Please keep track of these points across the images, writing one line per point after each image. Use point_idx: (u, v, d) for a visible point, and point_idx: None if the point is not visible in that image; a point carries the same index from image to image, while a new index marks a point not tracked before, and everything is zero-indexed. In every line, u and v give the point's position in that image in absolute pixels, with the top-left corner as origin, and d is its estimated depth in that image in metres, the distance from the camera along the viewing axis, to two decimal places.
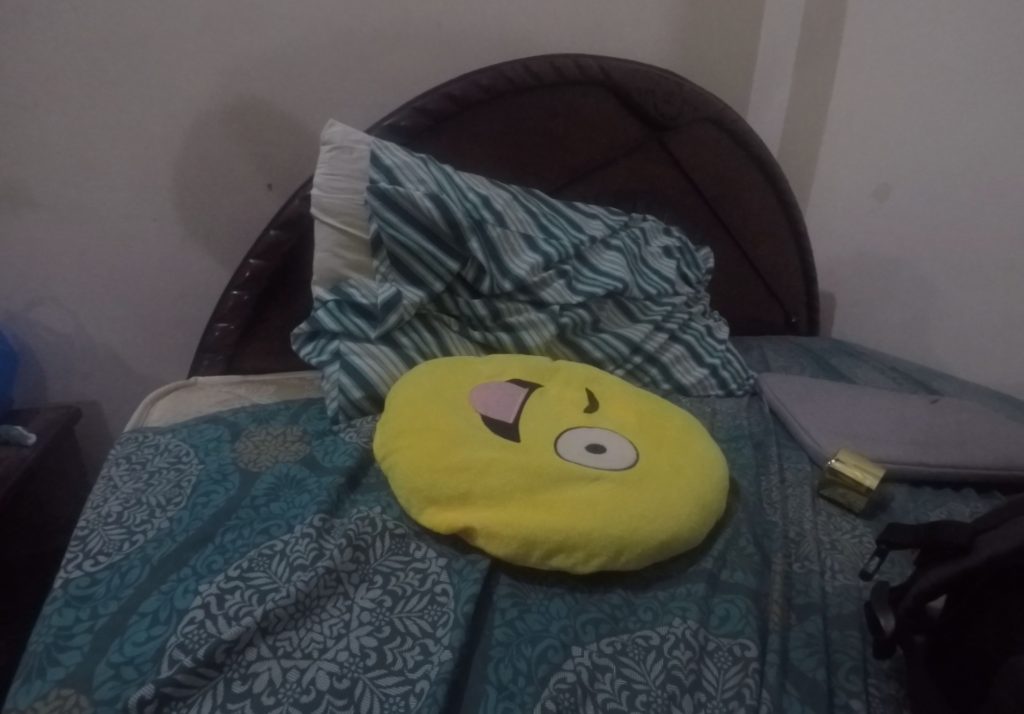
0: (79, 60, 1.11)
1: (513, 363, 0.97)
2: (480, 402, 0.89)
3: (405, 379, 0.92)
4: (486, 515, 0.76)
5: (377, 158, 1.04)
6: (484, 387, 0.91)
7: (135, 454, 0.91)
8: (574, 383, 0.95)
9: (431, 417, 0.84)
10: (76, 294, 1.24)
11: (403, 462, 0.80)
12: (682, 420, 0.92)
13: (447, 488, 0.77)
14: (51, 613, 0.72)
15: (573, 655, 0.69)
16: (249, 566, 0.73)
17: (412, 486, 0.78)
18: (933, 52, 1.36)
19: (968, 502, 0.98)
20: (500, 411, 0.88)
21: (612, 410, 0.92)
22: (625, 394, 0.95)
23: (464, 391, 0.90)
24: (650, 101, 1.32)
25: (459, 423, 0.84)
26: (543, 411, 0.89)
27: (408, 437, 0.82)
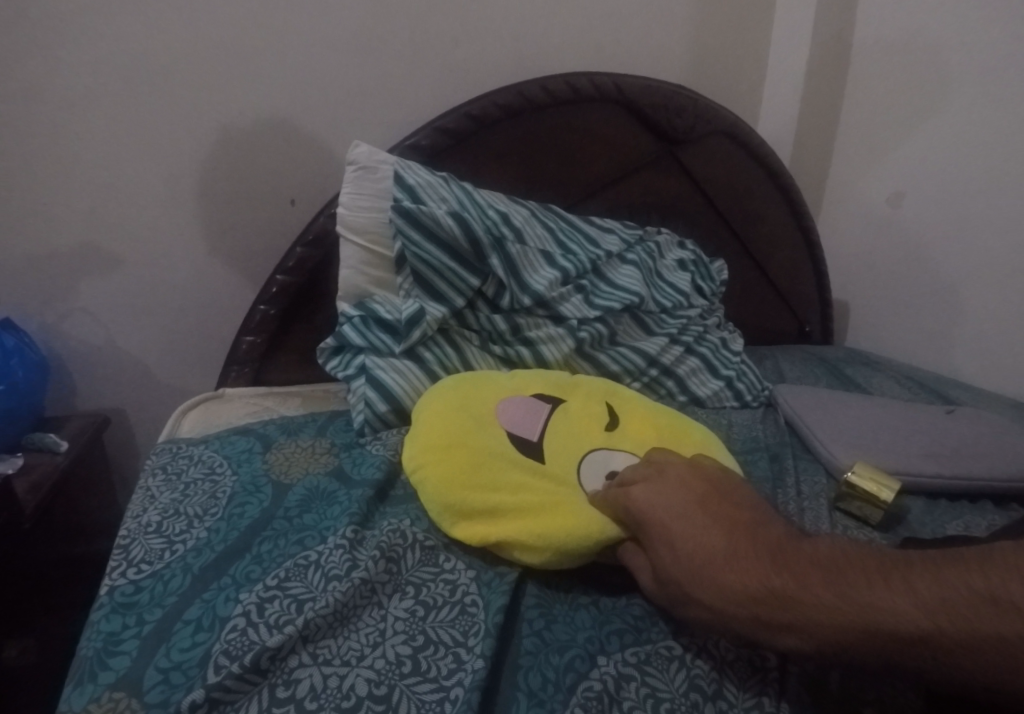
0: (111, 81, 1.14)
1: (537, 377, 0.99)
2: (506, 418, 0.91)
3: (430, 390, 0.96)
4: (515, 527, 0.79)
5: (400, 177, 1.07)
6: (508, 401, 0.94)
7: (170, 464, 0.95)
8: (595, 397, 0.98)
9: (459, 430, 0.87)
10: (106, 307, 1.28)
11: (433, 479, 0.82)
12: (701, 438, 0.94)
13: (477, 503, 0.80)
14: (99, 619, 0.75)
15: (599, 664, 0.72)
16: (286, 576, 0.76)
17: (442, 501, 0.81)
18: (941, 66, 1.38)
19: (985, 515, 0.99)
20: (525, 429, 0.90)
21: (632, 424, 0.95)
22: (643, 408, 0.97)
23: (490, 405, 0.93)
24: (663, 116, 1.34)
25: (487, 440, 0.87)
26: (567, 427, 0.92)
27: (437, 452, 0.85)
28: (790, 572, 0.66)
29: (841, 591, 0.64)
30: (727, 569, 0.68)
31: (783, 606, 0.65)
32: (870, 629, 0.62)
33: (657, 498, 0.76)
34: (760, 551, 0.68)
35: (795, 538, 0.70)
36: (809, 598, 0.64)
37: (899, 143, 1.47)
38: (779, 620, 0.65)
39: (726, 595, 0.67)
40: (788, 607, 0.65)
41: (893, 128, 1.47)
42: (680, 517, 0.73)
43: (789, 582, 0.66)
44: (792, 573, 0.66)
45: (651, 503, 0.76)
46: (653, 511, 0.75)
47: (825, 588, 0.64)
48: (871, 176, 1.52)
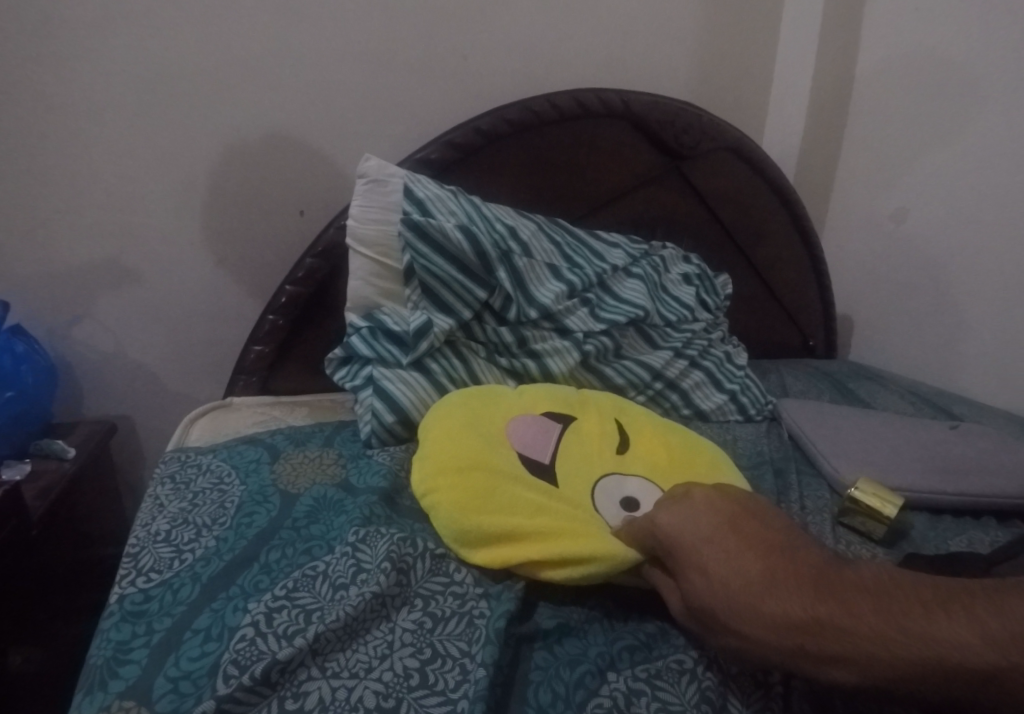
0: (125, 92, 1.16)
1: (548, 396, 1.00)
2: (517, 438, 0.92)
3: (439, 410, 0.95)
4: (533, 549, 0.80)
5: (410, 191, 1.09)
6: (518, 421, 0.94)
7: (178, 473, 0.96)
8: (606, 415, 0.98)
9: (471, 450, 0.87)
10: (116, 314, 1.29)
11: (446, 503, 0.83)
12: (714, 457, 0.95)
13: (492, 525, 0.80)
14: (109, 627, 0.76)
15: (609, 680, 0.72)
16: (294, 586, 0.77)
17: (457, 525, 0.81)
18: (945, 84, 1.39)
19: (988, 531, 0.99)
20: (536, 451, 0.91)
21: (641, 442, 0.95)
22: (653, 426, 0.98)
23: (500, 424, 0.93)
24: (670, 132, 1.35)
25: (498, 461, 0.87)
26: (578, 448, 0.93)
27: (449, 474, 0.85)
28: (838, 599, 0.65)
29: (898, 624, 0.63)
30: (771, 599, 0.66)
31: (831, 637, 0.64)
32: (930, 662, 0.61)
33: (682, 521, 0.75)
34: (802, 578, 0.67)
35: (837, 563, 0.69)
36: (861, 629, 0.63)
37: (903, 159, 1.48)
38: (826, 652, 0.64)
39: (775, 627, 0.65)
40: (838, 637, 0.64)
41: (897, 145, 1.48)
42: (710, 541, 0.71)
43: (838, 611, 0.65)
44: (839, 601, 0.65)
45: (680, 528, 0.74)
46: (682, 536, 0.73)
47: (877, 617, 0.64)
48: (876, 191, 1.53)
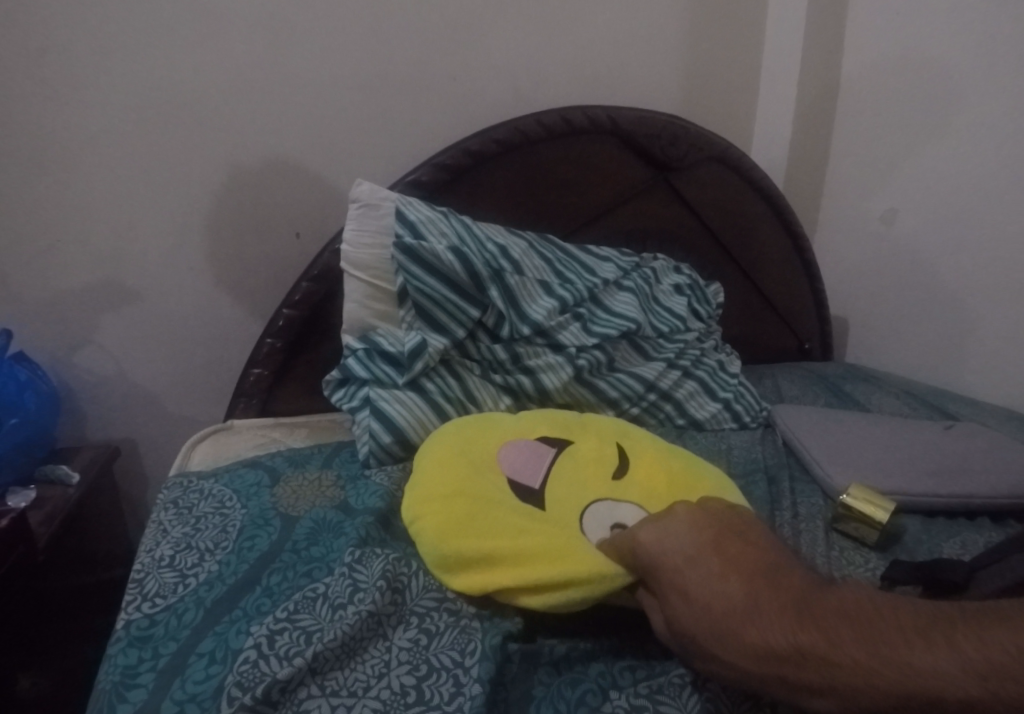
0: (121, 123, 1.18)
1: (542, 421, 1.01)
2: (507, 464, 0.93)
3: (433, 438, 0.97)
4: (512, 573, 0.80)
5: (402, 214, 1.11)
6: (510, 446, 0.96)
7: (181, 499, 0.98)
8: (605, 439, 0.99)
9: (458, 478, 0.88)
10: (117, 340, 1.31)
11: (429, 528, 0.83)
12: (713, 481, 0.93)
13: (472, 549, 0.81)
14: (116, 653, 0.78)
15: (611, 698, 0.74)
16: (295, 608, 0.78)
17: (439, 548, 0.82)
18: (929, 87, 1.41)
19: (982, 531, 1.01)
20: (527, 477, 0.92)
21: (644, 466, 0.95)
22: (654, 451, 0.96)
23: (491, 448, 0.95)
24: (658, 146, 1.37)
25: (484, 486, 0.88)
26: (570, 473, 0.93)
27: (435, 499, 0.86)
28: (820, 626, 0.65)
29: (881, 652, 0.63)
30: (752, 624, 0.66)
31: (813, 668, 0.64)
32: (913, 692, 0.62)
33: (664, 542, 0.75)
34: (784, 600, 0.67)
35: (823, 585, 0.70)
36: (843, 661, 0.64)
37: (891, 161, 1.50)
38: (807, 680, 0.64)
39: (756, 654, 0.66)
40: (820, 669, 0.64)
41: (885, 148, 1.50)
42: (692, 564, 0.72)
43: (819, 639, 0.65)
44: (825, 631, 0.65)
45: (662, 549, 0.74)
46: (668, 559, 0.73)
47: (863, 649, 0.64)
48: (864, 195, 1.55)
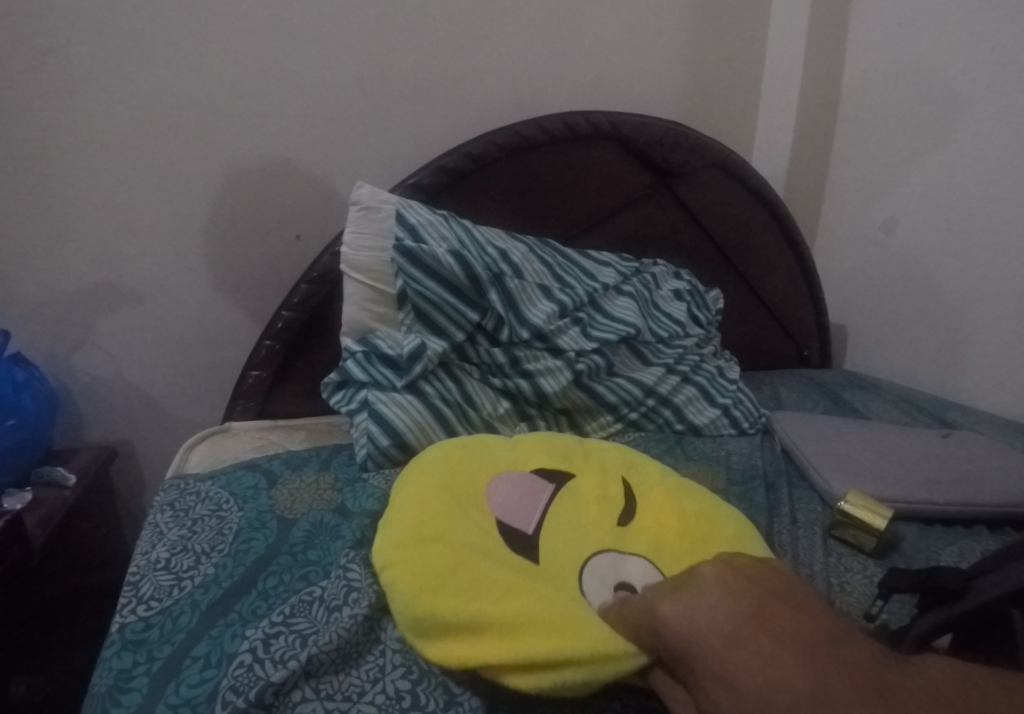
0: (122, 124, 1.18)
1: (542, 453, 0.96)
2: (496, 502, 0.88)
3: (414, 468, 0.92)
4: (496, 645, 0.73)
5: (402, 217, 1.11)
6: (501, 486, 0.90)
7: (178, 501, 0.97)
8: (610, 478, 0.94)
9: (438, 524, 0.82)
10: (115, 341, 1.31)
11: (406, 585, 0.77)
12: (732, 525, 0.88)
13: (449, 613, 0.74)
14: (111, 657, 0.78)
15: (621, 695, 0.75)
16: (291, 611, 0.78)
17: (417, 610, 0.75)
18: (931, 95, 1.41)
19: (979, 539, 1.00)
20: (518, 521, 0.87)
21: (651, 512, 0.90)
22: (662, 494, 0.92)
23: (478, 484, 0.90)
24: (658, 152, 1.37)
25: (467, 536, 0.82)
26: (571, 516, 0.88)
27: (409, 547, 0.80)
28: None
29: None
30: None
31: None
32: None
33: (695, 620, 0.69)
34: (856, 690, 0.62)
35: (886, 662, 0.65)
36: None
37: (891, 169, 1.50)
38: None
39: None
40: None
41: (886, 156, 1.50)
42: (738, 647, 0.66)
43: None
44: None
45: (697, 627, 0.68)
46: (709, 643, 0.67)
47: None
48: (865, 203, 1.55)
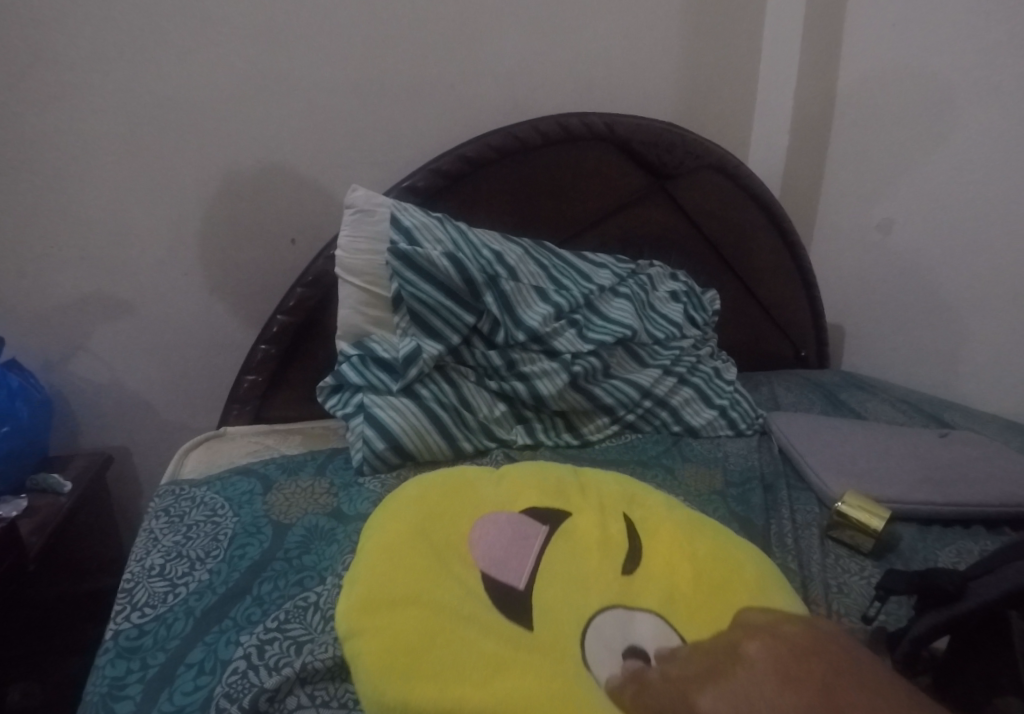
0: (116, 128, 1.18)
1: (535, 496, 0.91)
2: (481, 551, 0.83)
3: (389, 512, 0.86)
4: None
5: (398, 220, 1.11)
6: (489, 536, 0.84)
7: (173, 507, 0.97)
8: (609, 521, 0.89)
9: (416, 583, 0.76)
10: (111, 347, 1.30)
11: (377, 660, 0.70)
12: (746, 574, 0.83)
13: (426, 696, 0.67)
14: (105, 664, 0.77)
15: None
16: (286, 617, 0.77)
17: (388, 691, 0.68)
18: (926, 94, 1.41)
19: (977, 539, 1.00)
20: (507, 574, 0.80)
21: (657, 562, 0.84)
22: (669, 539, 0.87)
23: (462, 532, 0.84)
24: (654, 153, 1.37)
25: (449, 597, 0.75)
26: (566, 567, 0.82)
27: (381, 609, 0.73)
28: None
29: None
30: None
31: None
32: None
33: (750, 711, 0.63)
34: None
35: None
36: None
37: (887, 168, 1.50)
38: None
39: None
40: None
41: (882, 156, 1.50)
42: None
43: None
44: None
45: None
46: None
47: None
48: (861, 202, 1.55)
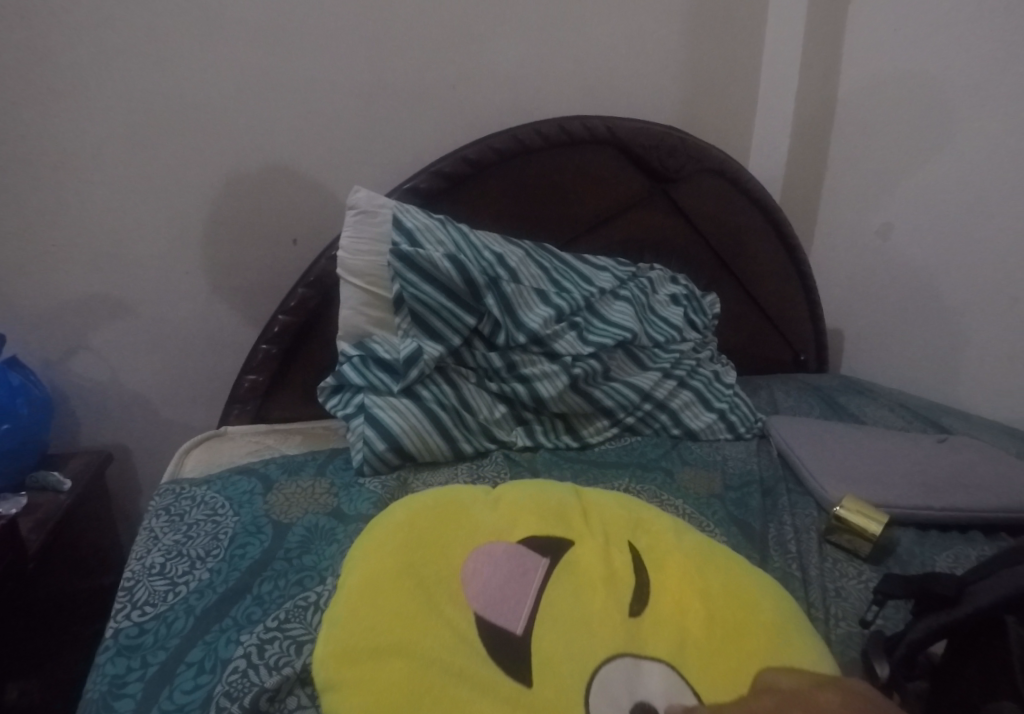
0: (119, 127, 1.18)
1: (534, 521, 0.82)
2: (474, 589, 0.74)
3: (375, 541, 0.77)
4: None
5: (399, 221, 1.11)
6: (483, 571, 0.75)
7: (173, 506, 0.97)
8: (617, 551, 0.80)
9: (402, 631, 0.68)
10: (112, 345, 1.30)
11: None
12: (765, 619, 0.75)
13: None
14: (105, 662, 0.78)
15: None
16: (286, 617, 0.77)
17: None
18: (927, 100, 1.42)
19: (975, 545, 1.00)
20: (504, 618, 0.72)
21: (668, 598, 0.76)
22: (681, 572, 0.79)
23: (452, 566, 0.75)
24: (655, 157, 1.38)
25: (436, 648, 0.68)
26: (571, 606, 0.74)
27: (361, 659, 0.67)
28: None
29: None
30: None
31: None
32: None
33: None
34: None
35: None
36: None
37: (887, 174, 1.50)
38: None
39: None
40: None
41: (882, 161, 1.50)
42: None
43: None
44: None
45: None
46: None
47: None
48: (862, 208, 1.56)
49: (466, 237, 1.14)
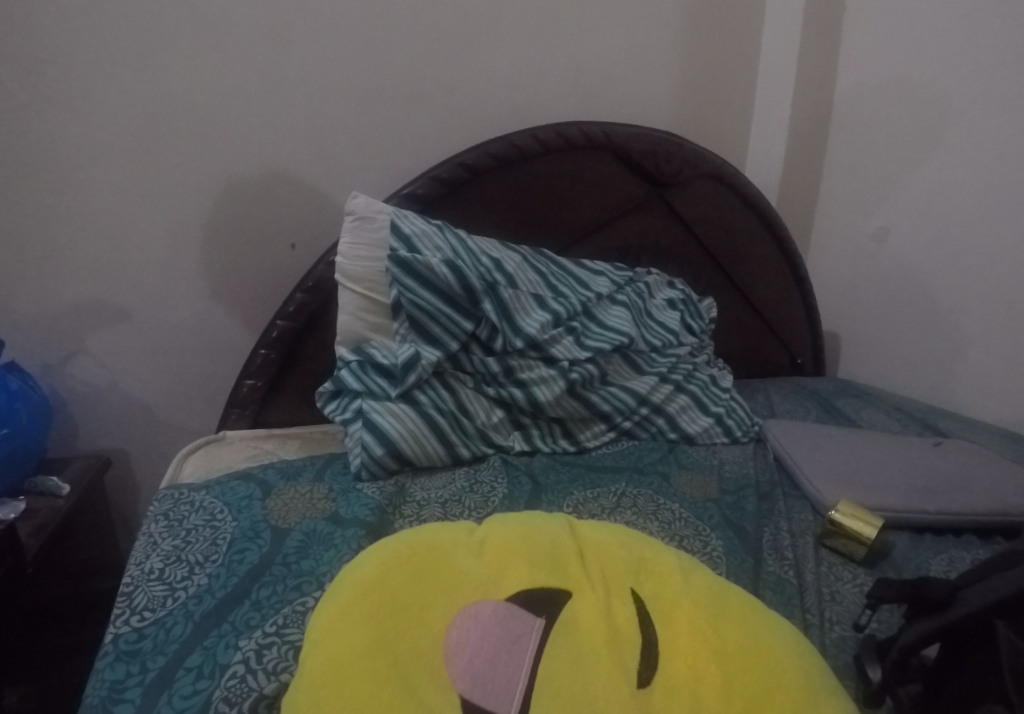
0: (118, 133, 1.19)
1: (526, 571, 0.73)
2: (461, 663, 0.65)
3: (346, 601, 0.69)
4: None
5: (397, 227, 1.12)
6: (469, 640, 0.66)
7: (172, 511, 0.98)
8: (619, 605, 0.71)
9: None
10: (111, 350, 1.31)
11: None
12: (786, 684, 0.65)
13: None
14: (104, 667, 0.78)
15: None
16: (284, 622, 0.78)
17: None
18: (922, 105, 1.43)
19: (969, 548, 1.00)
20: (494, 696, 0.63)
21: (679, 659, 0.67)
22: (692, 626, 0.69)
23: (435, 634, 0.67)
24: (652, 163, 1.38)
25: None
26: (569, 679, 0.65)
27: None
28: None
29: None
30: None
31: None
32: None
33: None
34: None
35: None
36: None
37: (883, 179, 1.51)
38: None
39: None
40: None
41: (878, 166, 1.51)
42: None
43: None
44: None
45: None
46: None
47: None
48: (858, 212, 1.57)
49: (461, 250, 1.14)
